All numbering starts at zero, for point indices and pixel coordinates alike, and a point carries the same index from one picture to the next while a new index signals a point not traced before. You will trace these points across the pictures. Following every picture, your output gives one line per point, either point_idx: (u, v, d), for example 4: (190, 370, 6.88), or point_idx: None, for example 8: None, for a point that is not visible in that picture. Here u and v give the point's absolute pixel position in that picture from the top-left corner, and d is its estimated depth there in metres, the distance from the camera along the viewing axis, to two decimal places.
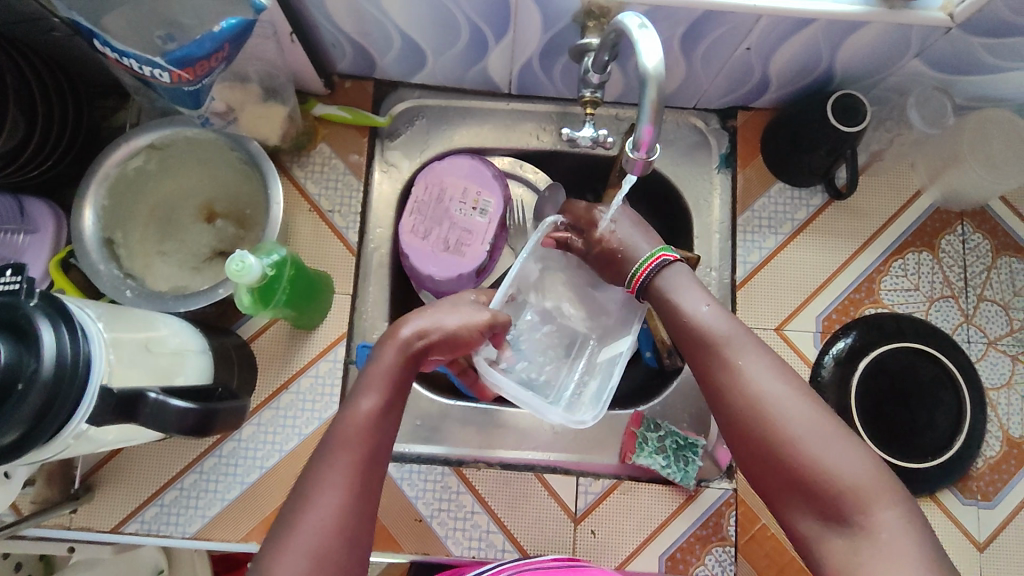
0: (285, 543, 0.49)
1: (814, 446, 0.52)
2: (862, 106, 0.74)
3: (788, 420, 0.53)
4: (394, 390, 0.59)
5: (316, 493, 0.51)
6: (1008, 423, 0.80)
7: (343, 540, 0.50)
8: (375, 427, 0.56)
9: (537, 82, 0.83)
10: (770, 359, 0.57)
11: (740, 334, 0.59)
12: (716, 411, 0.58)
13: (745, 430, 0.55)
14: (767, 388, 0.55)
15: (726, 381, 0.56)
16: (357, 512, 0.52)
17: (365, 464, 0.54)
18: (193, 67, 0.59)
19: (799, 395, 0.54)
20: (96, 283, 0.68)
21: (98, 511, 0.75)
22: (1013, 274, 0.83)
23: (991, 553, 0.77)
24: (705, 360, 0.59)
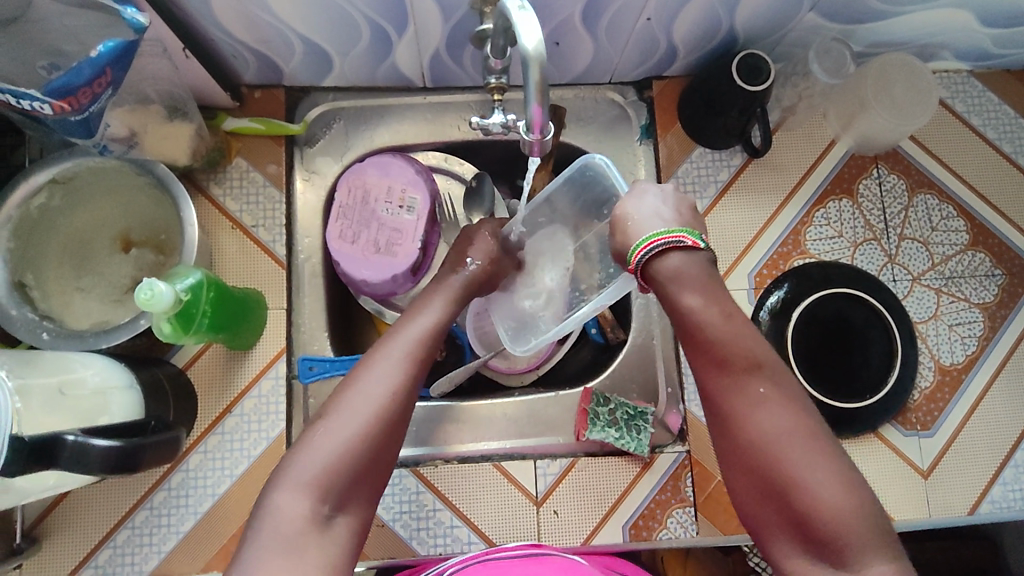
0: (343, 403, 0.54)
1: (823, 497, 0.50)
2: (765, 65, 0.75)
3: (798, 471, 0.51)
4: (447, 315, 0.67)
5: (371, 370, 0.57)
6: (939, 353, 0.83)
7: (396, 416, 0.55)
8: (434, 337, 0.63)
9: (450, 72, 0.81)
10: (781, 395, 0.54)
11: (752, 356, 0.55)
12: (724, 442, 0.55)
13: (753, 470, 0.53)
14: (785, 430, 0.52)
15: (736, 416, 0.54)
16: (409, 393, 0.57)
17: (420, 364, 0.59)
18: (75, 96, 0.56)
19: (810, 436, 0.52)
20: (11, 329, 0.66)
21: (47, 562, 0.73)
22: (930, 210, 0.86)
23: (936, 478, 0.80)
24: (722, 388, 0.55)
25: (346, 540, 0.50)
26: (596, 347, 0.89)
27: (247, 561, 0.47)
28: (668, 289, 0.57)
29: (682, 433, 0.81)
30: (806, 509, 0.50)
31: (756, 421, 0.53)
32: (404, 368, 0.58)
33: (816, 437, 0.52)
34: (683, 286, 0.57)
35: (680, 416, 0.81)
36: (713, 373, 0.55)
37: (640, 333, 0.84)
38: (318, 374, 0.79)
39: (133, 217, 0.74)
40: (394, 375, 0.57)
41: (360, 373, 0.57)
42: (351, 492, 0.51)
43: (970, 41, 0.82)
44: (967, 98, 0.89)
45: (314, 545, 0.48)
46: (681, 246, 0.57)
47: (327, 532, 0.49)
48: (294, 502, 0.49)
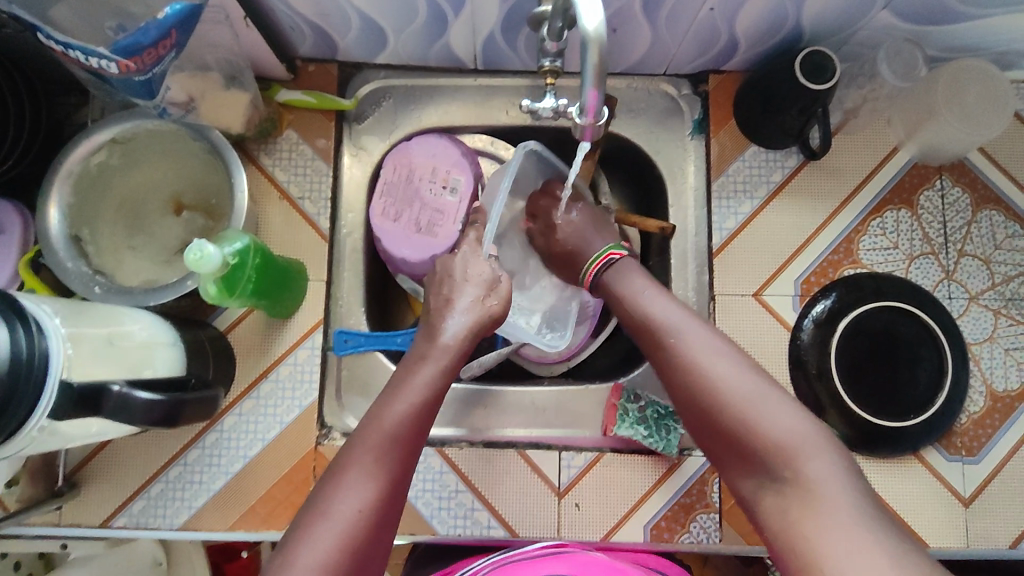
0: (308, 532, 0.51)
1: (748, 403, 0.54)
2: (831, 62, 0.72)
3: (719, 378, 0.56)
4: (427, 399, 0.61)
5: (345, 480, 0.53)
6: (992, 377, 0.79)
7: (368, 535, 0.52)
8: (407, 432, 0.58)
9: (502, 55, 0.81)
10: (707, 329, 0.61)
11: (677, 312, 0.64)
12: (672, 390, 0.61)
13: (687, 390, 0.58)
14: (706, 358, 0.58)
15: (669, 348, 0.61)
16: (387, 503, 0.54)
17: (397, 464, 0.56)
18: (140, 55, 0.57)
19: (733, 361, 0.58)
20: (65, 281, 0.68)
21: (86, 507, 0.76)
22: (994, 227, 0.82)
23: (977, 507, 0.77)
24: (658, 341, 0.63)
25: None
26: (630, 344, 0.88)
27: None
28: (619, 280, 0.71)
29: None
30: (735, 421, 0.54)
31: (686, 349, 0.59)
32: (375, 475, 0.54)
33: (738, 359, 0.58)
34: (632, 275, 0.70)
35: None
36: (655, 334, 0.63)
37: None
38: (352, 348, 0.81)
39: (186, 182, 0.77)
40: (364, 489, 0.53)
41: (330, 491, 0.53)
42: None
43: None
44: None
45: None
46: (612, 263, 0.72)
47: None
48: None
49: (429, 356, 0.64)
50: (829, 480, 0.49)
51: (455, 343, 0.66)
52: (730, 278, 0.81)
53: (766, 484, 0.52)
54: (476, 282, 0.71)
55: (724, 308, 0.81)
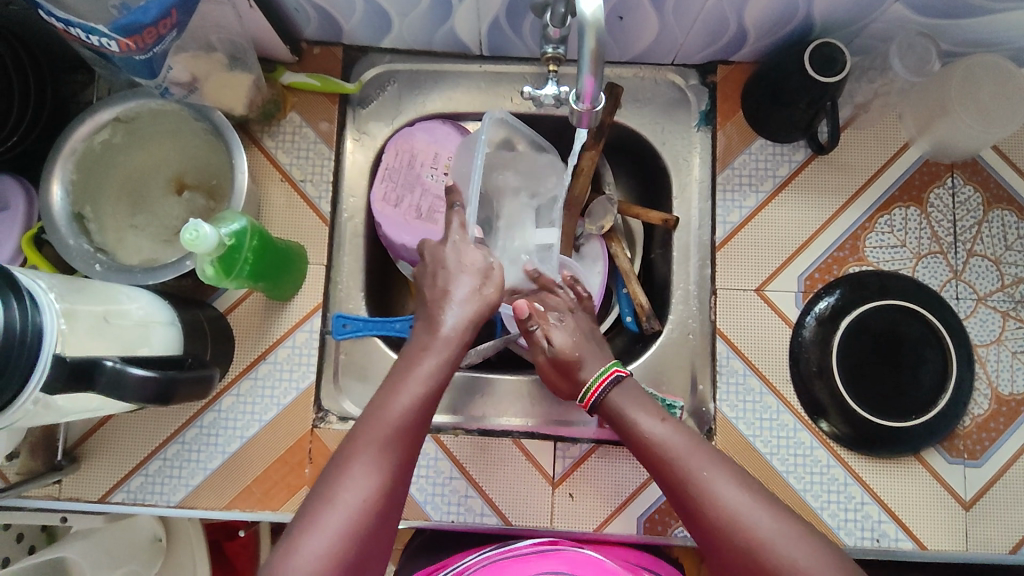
0: (312, 522, 0.51)
1: (791, 554, 0.52)
2: (841, 56, 0.70)
3: (759, 533, 0.53)
4: (429, 391, 0.61)
5: (349, 474, 0.53)
6: (998, 381, 0.78)
7: (370, 526, 0.52)
8: (410, 423, 0.58)
9: (507, 41, 0.80)
10: (730, 470, 0.58)
11: (693, 446, 0.60)
12: (693, 527, 0.57)
13: (721, 543, 0.55)
14: (731, 500, 0.56)
15: (694, 496, 0.57)
16: (390, 497, 0.54)
17: (398, 455, 0.56)
18: (140, 35, 0.57)
19: (762, 503, 0.56)
20: (66, 257, 0.69)
21: (85, 482, 0.77)
22: (1006, 228, 0.80)
23: (978, 511, 0.75)
24: (676, 475, 0.59)
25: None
26: (629, 337, 0.87)
27: None
28: (626, 414, 0.65)
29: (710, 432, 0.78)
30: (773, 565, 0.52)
31: (714, 498, 0.56)
32: (379, 469, 0.54)
33: (770, 507, 0.56)
34: (638, 406, 0.65)
35: (709, 415, 0.79)
36: (670, 466, 0.60)
37: (677, 327, 0.82)
38: (350, 332, 0.81)
39: (187, 162, 0.77)
40: (367, 480, 0.53)
41: (334, 481, 0.53)
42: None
43: None
44: None
45: None
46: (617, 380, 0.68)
47: None
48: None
49: (430, 344, 0.63)
50: None
51: (458, 333, 0.65)
52: (733, 273, 0.80)
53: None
54: (473, 267, 0.68)
55: (725, 303, 0.80)
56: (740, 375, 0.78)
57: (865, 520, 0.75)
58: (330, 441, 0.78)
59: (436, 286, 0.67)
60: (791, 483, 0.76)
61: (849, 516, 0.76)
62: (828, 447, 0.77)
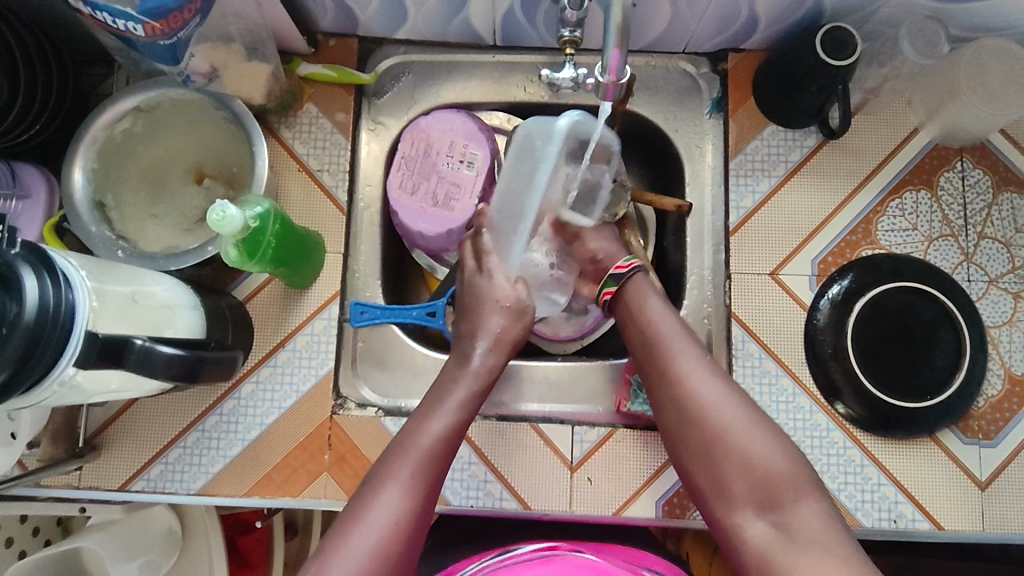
0: (345, 537, 0.55)
1: (748, 442, 0.61)
2: (852, 38, 0.71)
3: (723, 420, 0.62)
4: (459, 424, 0.67)
5: (380, 488, 0.58)
6: (1011, 361, 0.78)
7: (401, 540, 0.57)
8: (441, 450, 0.63)
9: (521, 31, 0.81)
10: (713, 369, 0.66)
11: (681, 339, 0.68)
12: (669, 405, 0.66)
13: (688, 419, 0.64)
14: (707, 389, 0.64)
15: (673, 379, 0.66)
16: (422, 512, 0.59)
17: (430, 478, 0.61)
18: (167, 19, 0.58)
19: (736, 399, 0.64)
20: (89, 244, 0.70)
21: (105, 470, 0.77)
22: (1015, 210, 0.81)
23: (994, 491, 0.76)
24: (662, 360, 0.68)
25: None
26: None
27: None
28: (640, 303, 0.73)
29: None
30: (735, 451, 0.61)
31: (695, 389, 0.65)
32: (409, 490, 0.59)
33: (744, 407, 0.63)
34: (653, 297, 0.73)
35: None
36: (663, 350, 0.68)
37: (692, 313, 0.84)
38: (368, 320, 0.81)
39: (207, 151, 0.78)
40: (399, 499, 0.58)
41: (368, 498, 0.58)
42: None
43: None
44: None
45: None
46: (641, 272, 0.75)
47: None
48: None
49: (459, 378, 0.70)
50: (818, 518, 0.56)
51: (486, 369, 0.72)
52: (747, 257, 0.81)
53: (764, 517, 0.58)
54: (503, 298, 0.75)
55: (740, 287, 0.80)
56: (756, 358, 0.79)
57: (882, 502, 0.76)
58: (349, 427, 0.78)
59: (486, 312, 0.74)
60: None
61: (866, 497, 0.76)
62: (844, 428, 0.77)
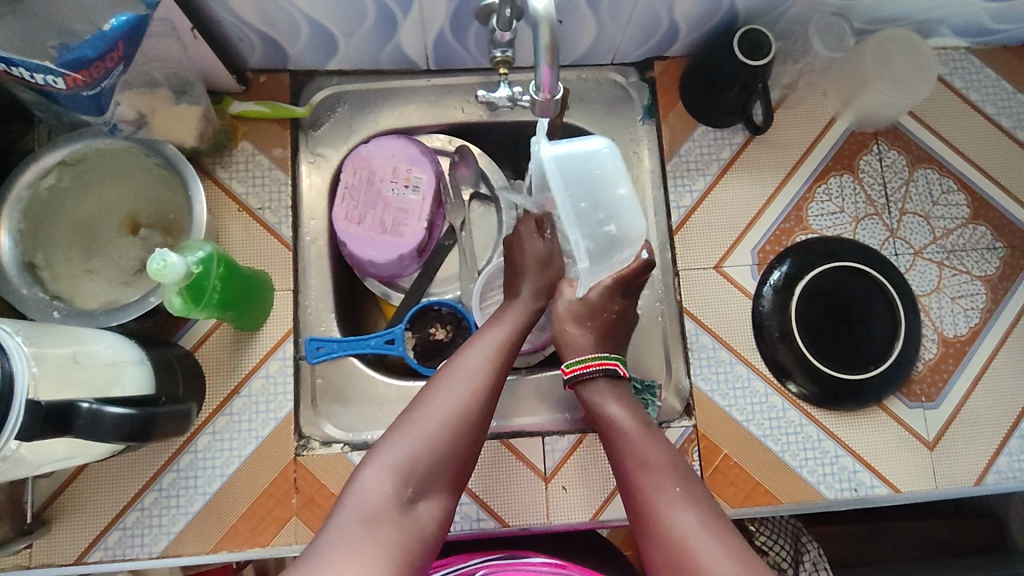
0: (411, 419, 0.60)
1: (704, 553, 0.54)
2: (767, 39, 0.75)
3: (698, 556, 0.53)
4: (522, 327, 0.71)
5: (447, 380, 0.63)
6: (942, 325, 0.83)
7: (465, 427, 0.61)
8: (511, 343, 0.69)
9: (453, 53, 0.82)
10: (684, 491, 0.58)
11: (650, 459, 0.61)
12: (642, 539, 0.58)
13: (647, 535, 0.57)
14: (679, 520, 0.56)
15: (645, 508, 0.58)
16: (495, 385, 0.65)
17: (497, 369, 0.66)
18: (88, 69, 0.56)
19: (712, 528, 0.56)
20: (20, 308, 0.67)
21: (57, 544, 0.73)
22: (930, 184, 0.87)
23: (942, 449, 0.80)
24: (634, 483, 0.61)
25: (428, 525, 0.56)
26: None
27: (334, 525, 0.53)
28: (603, 414, 0.67)
29: (689, 408, 0.81)
30: None
31: (652, 498, 0.58)
32: (474, 381, 0.63)
33: (703, 514, 0.57)
34: (612, 399, 0.68)
35: (686, 391, 0.81)
36: (636, 470, 0.61)
37: (645, 310, 0.86)
38: (325, 355, 0.80)
39: (140, 201, 0.75)
40: (471, 380, 0.63)
41: (447, 371, 0.64)
42: (435, 480, 0.58)
43: (968, 16, 0.83)
44: (964, 74, 0.89)
45: (392, 522, 0.54)
46: (612, 373, 0.70)
47: (406, 514, 0.55)
48: (381, 482, 0.56)
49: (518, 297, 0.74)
50: None
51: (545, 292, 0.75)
52: (691, 252, 0.84)
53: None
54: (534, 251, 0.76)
55: (688, 283, 0.83)
56: (710, 349, 0.82)
57: (842, 473, 0.79)
58: (315, 467, 0.76)
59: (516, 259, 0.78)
60: (770, 447, 0.79)
61: (827, 470, 0.79)
62: (799, 407, 0.81)
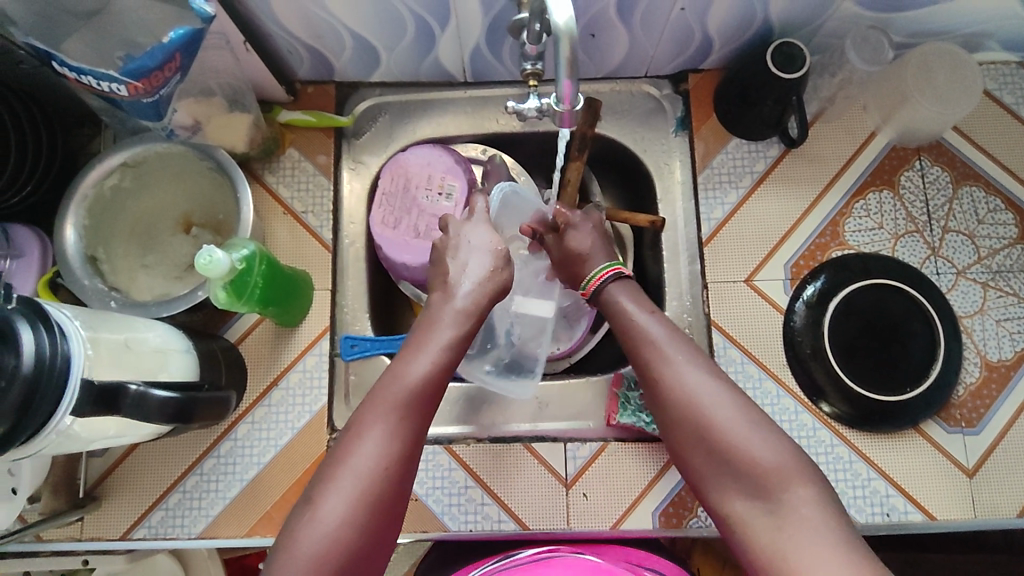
0: (332, 484, 0.56)
1: (715, 414, 0.60)
2: (800, 52, 0.75)
3: (712, 416, 0.60)
4: (449, 354, 0.66)
5: (366, 438, 0.58)
6: (986, 349, 0.80)
7: (384, 488, 0.57)
8: (430, 385, 0.63)
9: (488, 66, 0.85)
10: (693, 357, 0.64)
11: (662, 333, 0.66)
12: (659, 406, 0.64)
13: (660, 402, 0.64)
14: (689, 385, 0.62)
15: (658, 381, 0.64)
16: (402, 461, 0.58)
17: (416, 414, 0.61)
18: (148, 78, 0.61)
19: (722, 391, 0.61)
20: (83, 297, 0.72)
21: (107, 520, 0.78)
22: (976, 203, 0.84)
23: (982, 479, 0.77)
24: (645, 358, 0.66)
25: None
26: None
27: None
28: (613, 300, 0.71)
29: None
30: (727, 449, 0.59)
31: (664, 370, 0.64)
32: (392, 435, 0.59)
33: (710, 377, 0.62)
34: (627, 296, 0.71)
35: None
36: (650, 344, 0.66)
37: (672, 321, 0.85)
38: (359, 352, 0.83)
39: (194, 202, 0.81)
40: (387, 438, 0.59)
41: (358, 436, 0.59)
42: None
43: (1017, 29, 0.80)
44: (1015, 89, 0.86)
45: None
46: (618, 276, 0.73)
47: None
48: None
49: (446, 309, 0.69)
50: (815, 506, 0.54)
51: (470, 311, 0.70)
52: (721, 265, 0.83)
53: (755, 509, 0.56)
54: (479, 255, 0.74)
55: (718, 295, 0.83)
56: (738, 364, 0.81)
57: (874, 496, 0.77)
58: None
59: (455, 258, 0.74)
60: None
61: (857, 493, 0.77)
62: (830, 426, 0.79)
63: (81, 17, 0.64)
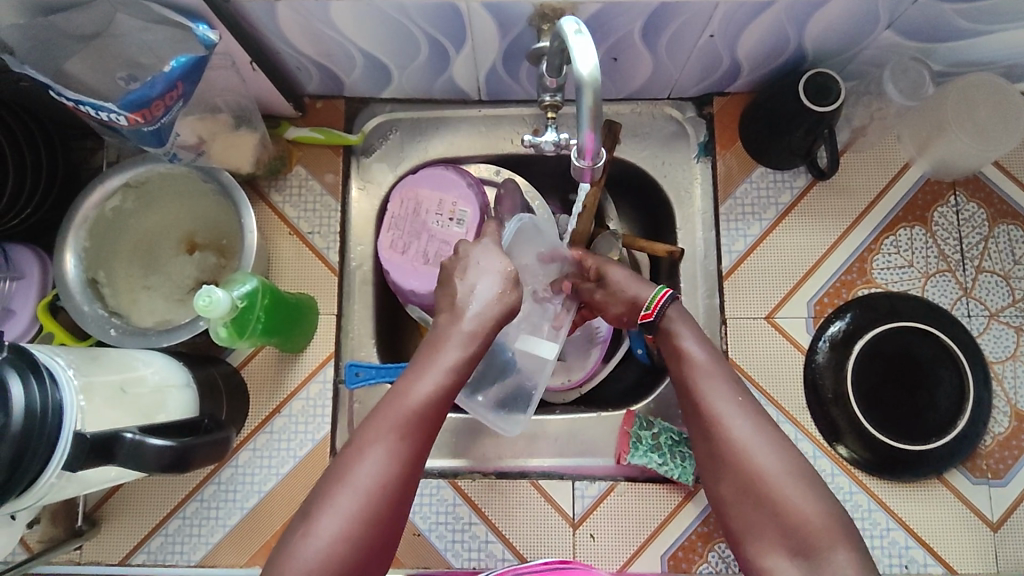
0: (328, 500, 0.54)
1: (765, 462, 0.57)
2: (835, 84, 0.71)
3: (760, 464, 0.56)
4: (456, 370, 0.61)
5: (366, 455, 0.55)
6: (1016, 397, 0.77)
7: (383, 507, 0.54)
8: (433, 405, 0.59)
9: (505, 86, 0.81)
10: (746, 403, 0.60)
11: (713, 369, 0.63)
12: (703, 446, 0.61)
13: (707, 443, 0.60)
14: (740, 429, 0.59)
15: (707, 420, 0.60)
16: (401, 482, 0.55)
17: (418, 434, 0.57)
18: (149, 108, 0.59)
19: (774, 440, 0.58)
20: (82, 323, 0.70)
21: (105, 545, 0.77)
22: (1013, 242, 0.80)
23: (1006, 533, 0.74)
24: (693, 396, 0.62)
25: None
26: (641, 368, 0.88)
27: None
28: (668, 331, 0.67)
29: None
30: (776, 501, 0.55)
31: (715, 410, 0.60)
32: (393, 453, 0.56)
33: (762, 424, 0.59)
34: (684, 327, 0.67)
35: None
36: (700, 380, 0.62)
37: None
38: (364, 380, 0.80)
39: (198, 221, 0.78)
40: (387, 456, 0.56)
41: (359, 450, 0.56)
42: None
43: None
44: None
45: None
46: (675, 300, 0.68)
47: None
48: None
49: (453, 324, 0.64)
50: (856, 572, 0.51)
51: (481, 330, 0.64)
52: (741, 300, 0.80)
53: (795, 567, 0.53)
54: (491, 269, 0.67)
55: (737, 332, 0.80)
56: None
57: (892, 547, 0.74)
58: None
59: (464, 281, 0.67)
60: None
61: (875, 543, 0.74)
62: (849, 473, 0.76)
63: (79, 39, 0.61)
